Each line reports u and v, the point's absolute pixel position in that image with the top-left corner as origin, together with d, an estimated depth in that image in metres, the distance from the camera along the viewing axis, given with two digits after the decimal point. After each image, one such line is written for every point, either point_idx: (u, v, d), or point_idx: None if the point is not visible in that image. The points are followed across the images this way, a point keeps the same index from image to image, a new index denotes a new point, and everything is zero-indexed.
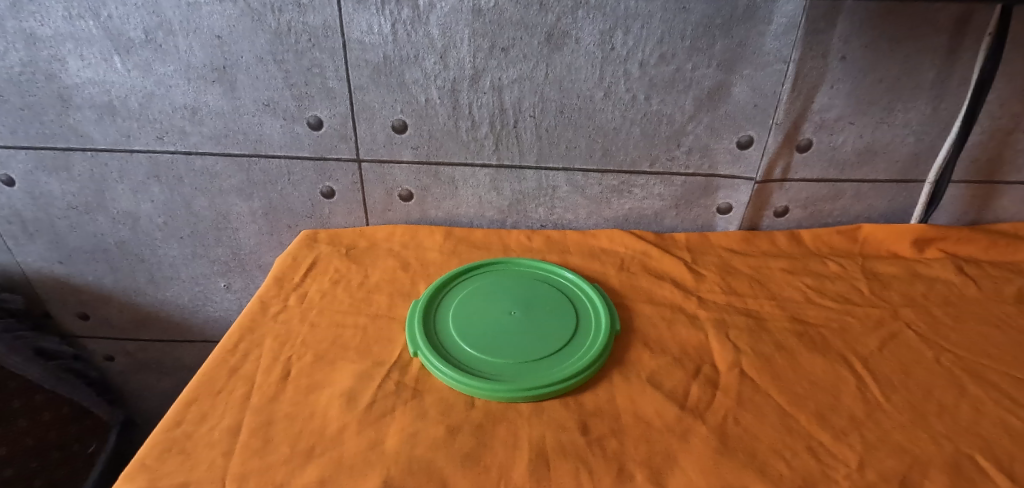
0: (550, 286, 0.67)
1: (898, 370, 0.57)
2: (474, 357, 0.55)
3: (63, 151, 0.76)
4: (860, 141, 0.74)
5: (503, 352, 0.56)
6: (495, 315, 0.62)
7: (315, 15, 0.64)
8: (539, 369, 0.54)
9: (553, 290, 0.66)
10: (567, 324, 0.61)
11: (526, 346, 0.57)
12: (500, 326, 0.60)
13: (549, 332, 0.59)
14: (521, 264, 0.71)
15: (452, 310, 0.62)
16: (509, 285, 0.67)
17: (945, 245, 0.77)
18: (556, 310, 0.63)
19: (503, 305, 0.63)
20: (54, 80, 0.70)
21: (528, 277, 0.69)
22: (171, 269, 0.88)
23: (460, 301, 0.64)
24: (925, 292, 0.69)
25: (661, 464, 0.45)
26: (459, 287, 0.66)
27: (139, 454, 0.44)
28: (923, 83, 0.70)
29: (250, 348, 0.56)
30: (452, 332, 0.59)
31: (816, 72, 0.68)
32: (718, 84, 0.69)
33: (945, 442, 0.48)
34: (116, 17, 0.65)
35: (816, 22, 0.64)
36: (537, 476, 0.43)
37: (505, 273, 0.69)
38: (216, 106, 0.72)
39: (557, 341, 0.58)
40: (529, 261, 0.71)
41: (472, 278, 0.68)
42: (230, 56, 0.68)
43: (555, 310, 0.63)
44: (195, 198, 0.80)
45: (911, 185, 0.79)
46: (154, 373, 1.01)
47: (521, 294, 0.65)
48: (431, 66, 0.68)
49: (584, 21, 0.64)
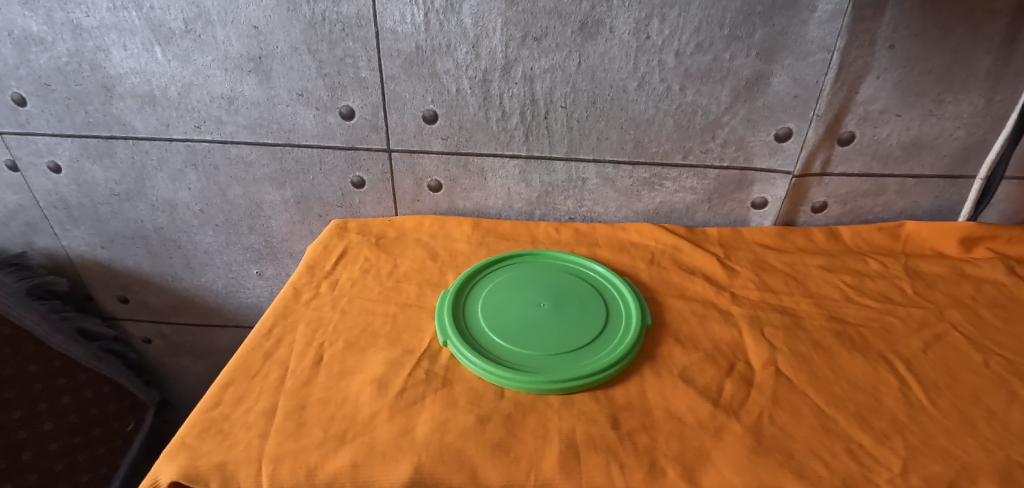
0: (580, 279, 0.66)
1: (943, 373, 0.54)
2: (502, 349, 0.55)
3: (107, 139, 0.78)
4: (906, 134, 0.71)
5: (532, 344, 0.56)
6: (522, 307, 0.62)
7: (349, 5, 0.65)
8: (569, 362, 0.53)
9: (583, 283, 0.65)
10: (597, 317, 0.60)
11: (554, 338, 0.57)
12: (529, 317, 0.60)
13: (579, 326, 0.59)
14: (547, 255, 0.71)
15: (480, 300, 0.62)
16: (536, 277, 0.66)
17: (995, 245, 0.74)
18: (586, 303, 0.62)
19: (532, 296, 0.63)
20: (98, 70, 0.72)
21: (555, 269, 0.68)
22: (206, 256, 0.90)
23: (489, 292, 0.64)
24: (974, 293, 0.66)
25: (694, 461, 0.44)
26: (487, 278, 0.66)
27: (179, 433, 0.46)
28: (977, 72, 0.66)
29: (283, 333, 0.57)
30: (479, 323, 0.59)
31: (862, 61, 0.65)
32: (757, 74, 0.67)
33: (995, 449, 0.46)
34: (158, 8, 0.67)
35: (863, 9, 0.62)
36: (568, 469, 0.43)
37: (533, 264, 0.69)
38: (252, 96, 0.73)
39: (587, 334, 0.57)
40: (558, 253, 0.70)
41: (499, 269, 0.68)
42: (266, 46, 0.69)
43: (584, 303, 0.62)
44: (230, 186, 0.82)
45: (960, 181, 0.76)
46: (188, 356, 1.04)
47: (549, 286, 0.65)
48: (463, 56, 0.67)
49: (620, 9, 0.63)
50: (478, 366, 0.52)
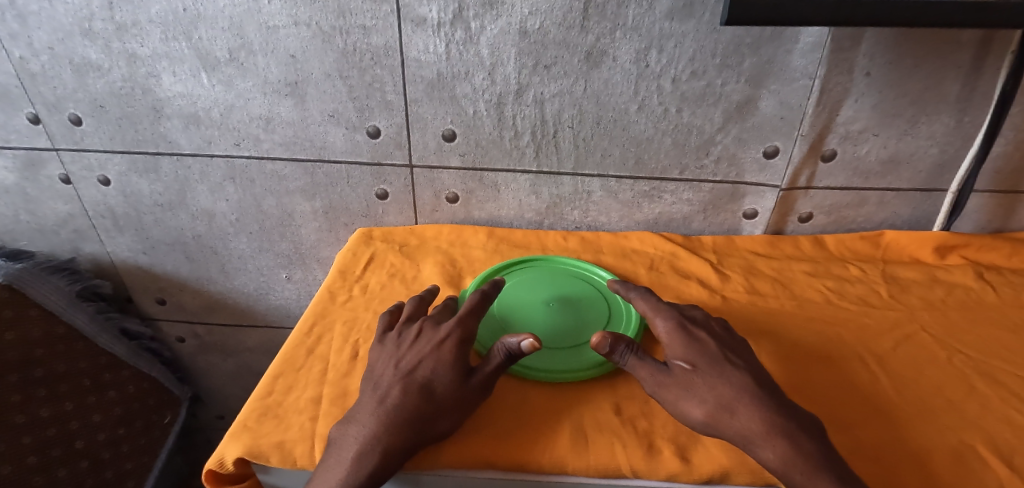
0: (586, 282, 0.73)
1: (910, 368, 0.61)
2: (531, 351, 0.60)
3: (153, 155, 0.86)
4: (884, 152, 0.78)
5: (556, 340, 0.62)
6: (533, 309, 0.67)
7: (378, 36, 0.72)
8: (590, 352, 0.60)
9: (588, 286, 0.72)
10: (601, 317, 0.67)
11: (563, 334, 0.63)
12: (539, 315, 0.66)
13: (587, 321, 0.66)
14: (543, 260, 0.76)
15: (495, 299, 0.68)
16: (538, 281, 0.72)
17: (966, 252, 0.81)
18: (591, 303, 0.69)
19: (542, 296, 0.69)
20: (149, 93, 0.80)
21: (563, 272, 0.75)
22: (240, 261, 0.98)
23: (503, 292, 0.70)
24: (944, 297, 0.73)
25: (686, 442, 0.51)
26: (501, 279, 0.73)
27: (240, 417, 0.53)
28: (947, 96, 0.73)
29: (323, 330, 0.64)
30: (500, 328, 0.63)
31: (842, 87, 0.72)
32: (746, 98, 0.74)
33: (950, 434, 0.53)
34: (206, 39, 0.74)
35: (840, 41, 0.69)
36: (578, 449, 0.50)
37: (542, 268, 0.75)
38: (288, 117, 0.80)
39: (598, 328, 0.64)
40: (566, 259, 0.77)
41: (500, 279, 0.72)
42: (303, 72, 0.76)
43: (589, 303, 0.69)
44: (265, 198, 0.89)
45: (935, 194, 0.82)
46: (218, 354, 1.11)
47: (552, 289, 0.71)
48: (480, 82, 0.75)
49: (621, 41, 0.70)
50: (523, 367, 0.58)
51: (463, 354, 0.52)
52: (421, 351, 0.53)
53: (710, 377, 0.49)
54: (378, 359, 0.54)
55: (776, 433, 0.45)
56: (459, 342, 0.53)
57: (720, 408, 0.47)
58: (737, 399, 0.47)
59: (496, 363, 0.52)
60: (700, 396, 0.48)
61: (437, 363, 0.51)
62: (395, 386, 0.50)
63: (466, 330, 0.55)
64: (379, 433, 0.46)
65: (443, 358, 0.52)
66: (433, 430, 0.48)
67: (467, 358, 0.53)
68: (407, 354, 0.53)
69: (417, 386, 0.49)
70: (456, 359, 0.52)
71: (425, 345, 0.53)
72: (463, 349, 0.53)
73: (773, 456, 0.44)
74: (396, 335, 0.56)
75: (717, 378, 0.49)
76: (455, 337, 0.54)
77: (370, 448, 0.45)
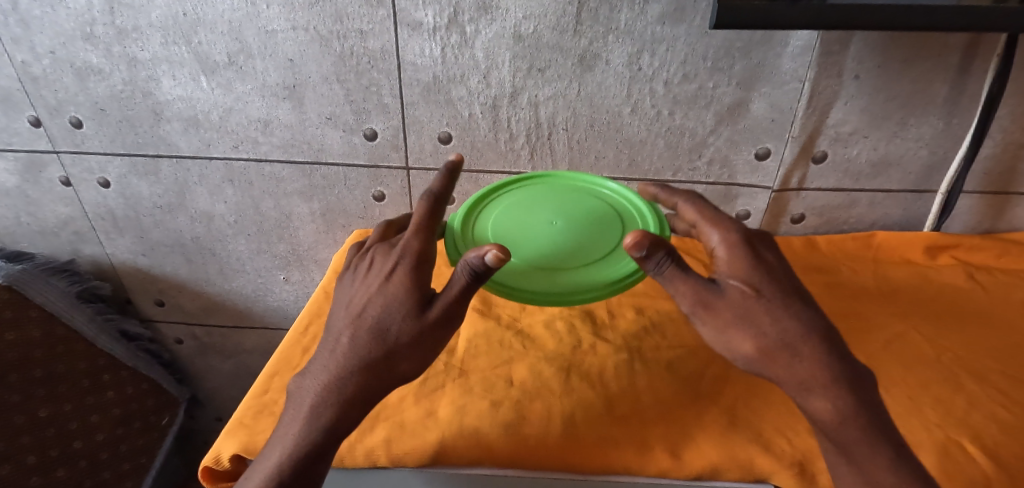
0: (591, 192, 0.61)
1: (899, 366, 0.62)
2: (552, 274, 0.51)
3: (153, 158, 0.87)
4: (874, 153, 0.79)
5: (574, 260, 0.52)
6: (536, 225, 0.56)
7: (374, 41, 0.73)
8: (619, 258, 0.51)
9: (596, 195, 0.60)
10: (617, 226, 0.56)
11: (578, 252, 0.53)
12: (544, 235, 0.55)
13: (602, 226, 0.56)
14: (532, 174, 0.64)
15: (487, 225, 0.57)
16: (534, 199, 0.60)
17: (958, 252, 0.82)
18: (602, 215, 0.58)
19: (542, 213, 0.58)
20: (149, 97, 0.81)
21: (560, 184, 0.62)
22: (238, 262, 0.98)
23: (494, 215, 0.58)
24: (934, 296, 0.74)
25: (676, 438, 0.52)
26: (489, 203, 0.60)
27: (237, 414, 0.54)
28: (935, 98, 0.74)
29: (319, 330, 0.65)
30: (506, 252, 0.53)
31: (831, 90, 0.73)
32: (738, 101, 0.75)
33: (937, 429, 0.53)
34: (205, 43, 0.75)
35: (829, 45, 0.70)
36: (570, 445, 0.51)
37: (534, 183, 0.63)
38: (286, 119, 0.81)
39: (618, 234, 0.54)
40: (563, 173, 0.63)
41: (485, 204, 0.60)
42: (300, 76, 0.77)
43: (599, 215, 0.58)
44: (263, 200, 0.90)
45: (925, 195, 0.83)
46: (216, 355, 1.12)
47: (550, 201, 0.59)
48: (475, 85, 0.76)
49: (614, 45, 0.71)
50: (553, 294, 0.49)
51: (418, 280, 0.43)
52: (369, 287, 0.44)
53: (775, 308, 0.41)
54: (339, 296, 0.46)
55: (839, 383, 0.40)
56: (413, 266, 0.43)
57: (781, 347, 0.40)
58: (804, 338, 0.40)
59: (461, 285, 0.41)
60: (760, 328, 0.40)
61: (386, 298, 0.43)
62: (345, 332, 0.43)
63: (423, 248, 0.44)
64: (332, 383, 0.42)
65: (392, 293, 0.43)
66: (394, 373, 0.42)
67: (426, 284, 0.43)
68: (360, 288, 0.45)
69: (367, 329, 0.42)
70: (409, 289, 0.43)
71: (375, 278, 0.44)
72: (420, 273, 0.44)
73: (827, 406, 0.40)
74: (354, 266, 0.48)
75: (783, 311, 0.41)
76: (408, 262, 0.44)
77: (322, 407, 0.41)
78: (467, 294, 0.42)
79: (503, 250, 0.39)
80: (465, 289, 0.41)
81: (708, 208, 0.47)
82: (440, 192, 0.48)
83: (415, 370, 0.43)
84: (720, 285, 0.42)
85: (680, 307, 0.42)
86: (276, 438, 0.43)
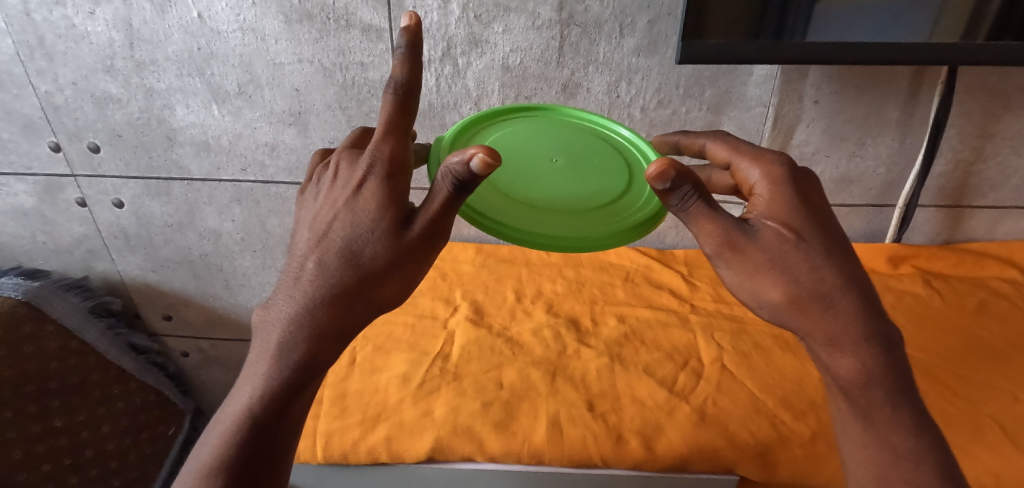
0: (594, 135, 0.61)
1: None
2: (558, 217, 0.52)
3: (165, 180, 0.92)
4: (836, 171, 0.86)
5: (574, 203, 0.53)
6: (535, 163, 0.56)
7: (375, 72, 0.80)
8: (620, 208, 0.53)
9: (599, 139, 0.60)
10: (618, 173, 0.57)
11: (575, 193, 0.54)
12: (545, 173, 0.55)
13: (602, 171, 0.57)
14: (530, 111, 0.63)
15: None
16: (533, 134, 0.59)
17: (917, 262, 0.88)
18: (603, 159, 0.58)
19: (543, 151, 0.57)
20: (163, 123, 0.87)
21: (561, 123, 0.62)
22: (244, 278, 1.04)
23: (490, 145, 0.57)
24: (894, 303, 0.80)
25: (650, 433, 0.57)
26: (483, 132, 0.59)
27: None
28: (889, 121, 0.81)
29: None
30: (504, 189, 0.53)
31: (793, 114, 0.80)
32: (709, 124, 0.81)
33: None
34: (217, 74, 0.82)
35: (790, 73, 0.77)
36: (554, 440, 0.56)
37: (533, 120, 0.62)
38: (292, 144, 0.87)
39: (618, 181, 0.56)
40: (567, 114, 0.63)
41: (476, 135, 0.58)
42: (305, 104, 0.83)
43: (600, 158, 0.58)
44: (269, 218, 0.96)
45: (886, 209, 0.90)
46: (221, 367, 1.16)
47: (546, 140, 0.59)
48: (467, 111, 0.82)
49: (594, 74, 0.78)
50: (565, 239, 0.50)
51: (393, 194, 0.38)
52: (335, 202, 0.39)
53: (811, 254, 0.39)
54: (301, 216, 0.41)
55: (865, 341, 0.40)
56: (384, 179, 0.37)
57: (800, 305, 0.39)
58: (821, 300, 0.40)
59: (445, 194, 0.37)
60: (784, 277, 0.38)
61: (356, 216, 0.38)
62: (312, 256, 0.39)
63: (396, 155, 0.38)
64: (301, 316, 0.38)
65: (359, 209, 0.38)
66: (375, 300, 0.39)
67: (403, 197, 0.38)
68: (325, 205, 0.40)
69: (337, 251, 0.38)
70: (383, 206, 0.37)
71: (341, 193, 0.39)
72: (392, 186, 0.38)
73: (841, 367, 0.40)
74: (318, 180, 0.42)
75: (821, 259, 0.39)
76: (379, 173, 0.38)
77: (293, 343, 0.38)
78: (452, 205, 0.37)
79: (491, 153, 0.34)
80: (449, 198, 0.37)
81: (741, 146, 0.46)
82: (407, 83, 0.40)
83: (396, 296, 0.40)
84: (753, 226, 0.40)
85: (701, 244, 0.40)
86: (244, 376, 0.40)
